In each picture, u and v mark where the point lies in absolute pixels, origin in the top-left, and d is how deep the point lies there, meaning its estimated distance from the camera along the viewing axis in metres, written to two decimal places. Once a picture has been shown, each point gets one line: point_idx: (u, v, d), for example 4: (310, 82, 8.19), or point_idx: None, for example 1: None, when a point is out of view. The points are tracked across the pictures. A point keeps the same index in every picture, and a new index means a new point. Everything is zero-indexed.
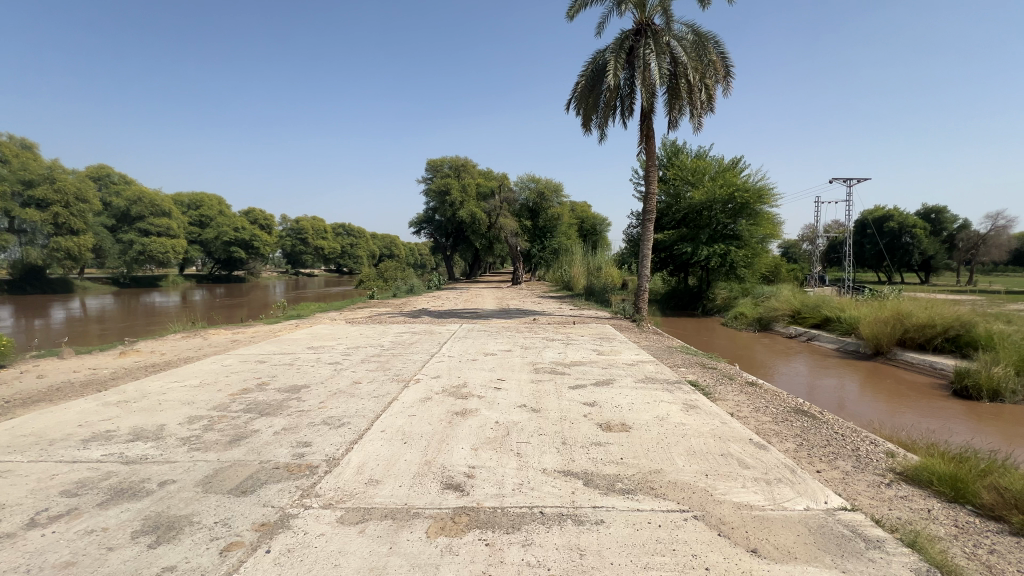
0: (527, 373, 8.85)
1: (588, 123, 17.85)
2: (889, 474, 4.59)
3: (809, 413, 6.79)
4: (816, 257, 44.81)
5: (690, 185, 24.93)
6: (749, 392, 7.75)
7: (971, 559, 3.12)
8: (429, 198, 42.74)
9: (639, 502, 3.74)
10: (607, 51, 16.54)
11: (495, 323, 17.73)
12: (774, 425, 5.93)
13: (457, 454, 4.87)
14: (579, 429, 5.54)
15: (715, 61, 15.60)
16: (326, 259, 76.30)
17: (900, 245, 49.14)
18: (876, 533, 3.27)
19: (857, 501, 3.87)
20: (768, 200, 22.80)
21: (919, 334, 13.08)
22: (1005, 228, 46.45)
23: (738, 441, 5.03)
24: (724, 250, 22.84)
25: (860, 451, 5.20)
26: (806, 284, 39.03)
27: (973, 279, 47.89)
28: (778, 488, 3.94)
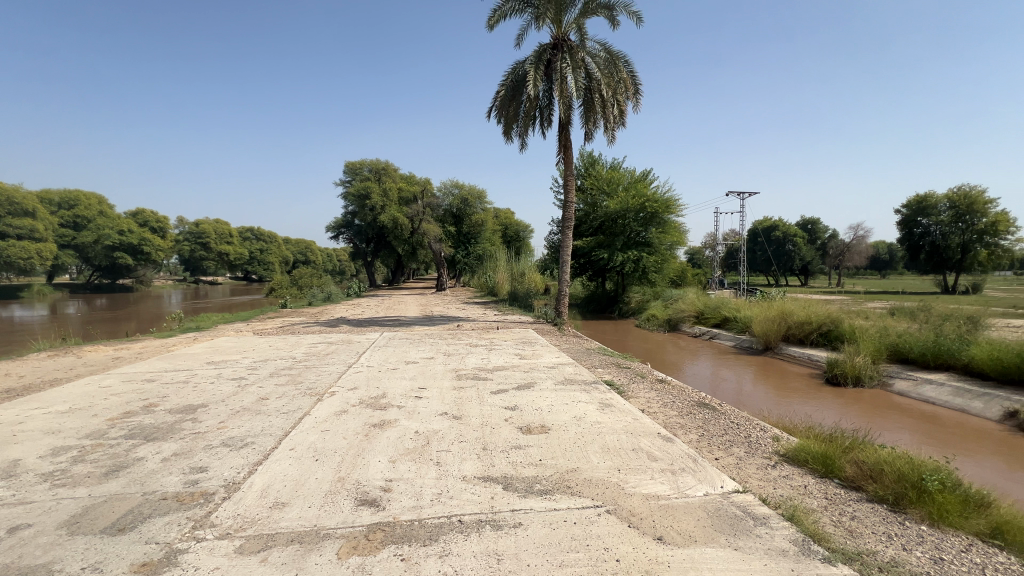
0: (449, 380, 8.75)
1: (509, 131, 18.20)
2: (773, 456, 5.14)
3: (709, 405, 7.41)
4: (717, 263, 49.21)
5: (605, 195, 26.26)
6: (658, 389, 8.30)
7: (836, 526, 3.57)
8: (347, 202, 40.94)
9: (556, 501, 3.83)
10: (526, 62, 16.98)
11: (417, 330, 17.32)
12: (679, 418, 6.39)
13: (373, 468, 4.68)
14: (499, 434, 5.57)
15: (625, 79, 16.62)
16: (232, 266, 70.07)
17: (784, 253, 55.43)
18: (762, 510, 3.63)
19: (748, 483, 4.28)
20: (674, 210, 24.66)
21: (799, 330, 14.82)
22: (864, 238, 54.34)
23: (648, 435, 5.35)
24: (637, 256, 24.36)
25: (751, 438, 5.77)
26: (709, 287, 42.81)
27: (841, 282, 55.45)
28: (682, 476, 4.24)
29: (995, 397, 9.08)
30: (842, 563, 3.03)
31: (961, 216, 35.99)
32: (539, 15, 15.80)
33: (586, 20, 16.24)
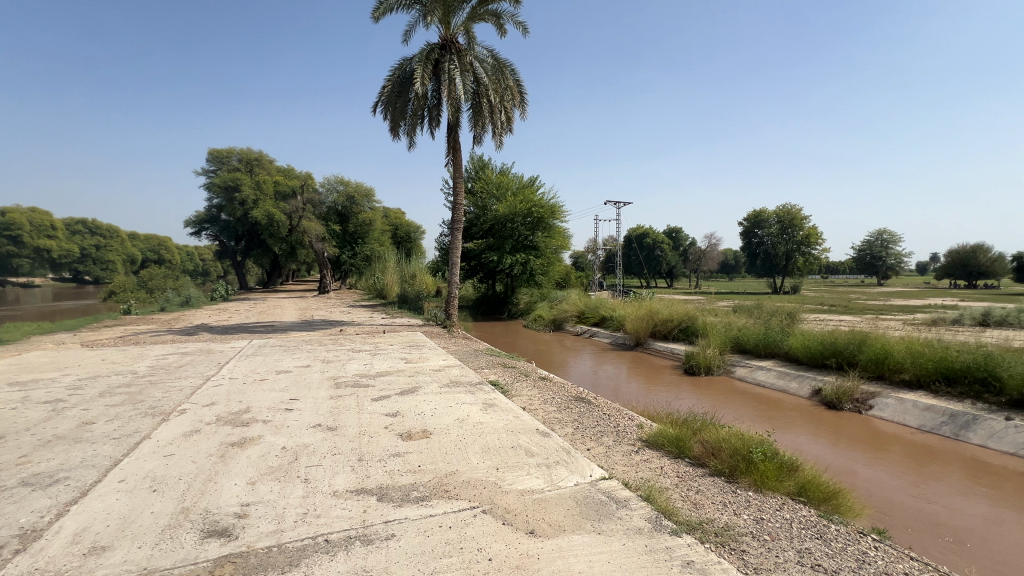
0: (326, 389, 8.14)
1: (397, 129, 17.67)
2: (637, 442, 5.64)
3: (585, 399, 7.91)
4: (597, 266, 52.97)
5: (495, 199, 26.76)
6: (540, 386, 8.65)
7: (684, 501, 4.02)
8: (211, 194, 36.27)
9: (432, 508, 3.75)
10: (414, 60, 16.60)
11: (294, 337, 15.89)
12: (558, 413, 6.72)
13: (227, 493, 4.14)
14: (378, 442, 5.32)
15: (511, 87, 17.11)
16: (54, 265, 57.87)
17: (653, 258, 61.72)
18: (624, 494, 3.94)
19: (614, 469, 4.63)
20: (559, 216, 26.01)
21: (663, 327, 16.57)
22: (715, 246, 62.82)
23: (527, 432, 5.52)
24: (525, 259, 25.23)
25: (619, 427, 6.27)
26: (591, 288, 46.05)
27: (699, 284, 63.37)
28: (556, 469, 4.45)
29: (806, 377, 11.07)
30: (687, 533, 3.40)
31: (786, 228, 43.44)
32: (427, 13, 15.58)
33: (473, 25, 16.40)
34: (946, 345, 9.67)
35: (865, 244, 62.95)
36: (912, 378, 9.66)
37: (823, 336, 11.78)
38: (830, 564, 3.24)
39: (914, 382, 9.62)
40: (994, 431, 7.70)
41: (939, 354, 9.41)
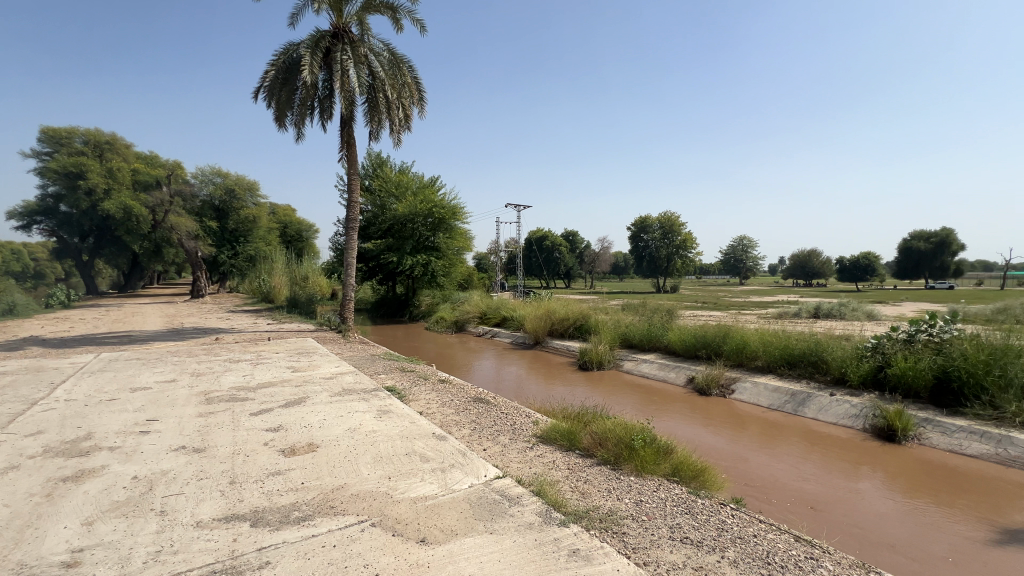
0: (194, 406, 7.18)
1: (282, 118, 16.30)
2: (532, 438, 5.81)
3: (484, 399, 7.96)
4: (499, 268, 53.64)
5: (394, 198, 25.88)
6: (439, 389, 8.52)
7: (573, 491, 4.21)
8: (44, 181, 30.22)
9: (315, 527, 3.48)
10: (301, 46, 15.41)
11: (156, 348, 13.83)
12: (456, 416, 6.67)
13: (53, 539, 3.44)
14: (255, 461, 4.81)
15: (409, 83, 16.67)
16: None
17: (552, 260, 64.37)
18: (516, 491, 4.02)
19: (508, 467, 4.71)
20: (460, 217, 25.92)
21: (560, 326, 17.32)
22: (607, 249, 67.37)
23: (422, 437, 5.39)
24: (425, 260, 24.74)
25: (515, 425, 6.40)
26: (493, 288, 46.63)
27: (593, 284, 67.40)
28: (450, 473, 4.39)
29: (682, 368, 12.31)
30: (574, 523, 3.56)
31: (667, 233, 48.09)
32: None
33: (368, 16, 15.69)
34: (788, 335, 11.39)
35: (729, 249, 71.99)
36: (764, 364, 11.22)
37: (696, 330, 13.20)
38: (696, 535, 3.61)
39: (766, 367, 11.19)
40: (822, 405, 9.24)
41: (783, 343, 11.06)
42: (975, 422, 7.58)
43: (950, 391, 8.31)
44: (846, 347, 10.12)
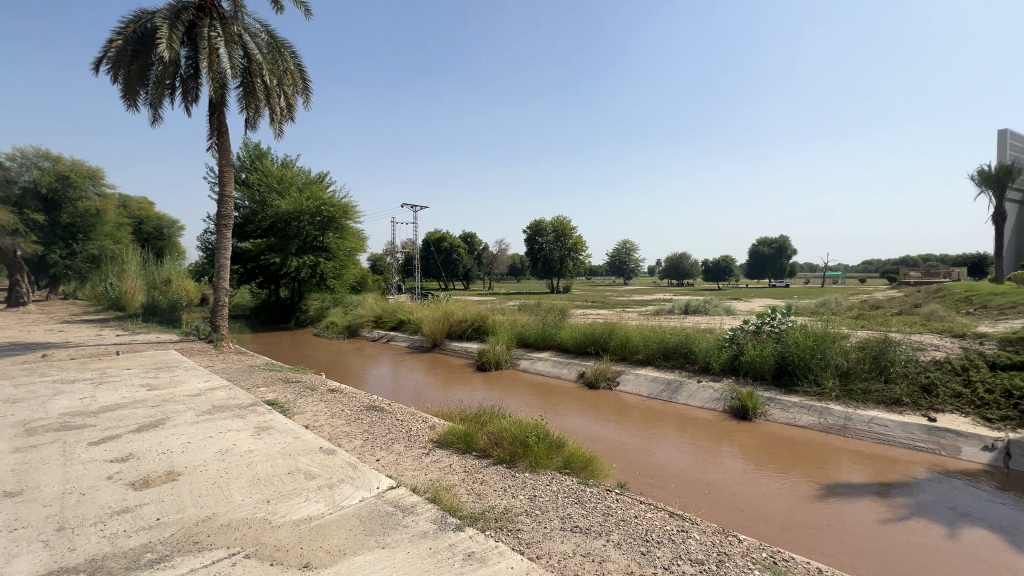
0: (6, 440, 5.83)
1: (133, 97, 14.09)
2: (428, 443, 5.70)
3: (378, 406, 7.64)
4: (394, 270, 51.40)
5: (276, 193, 23.70)
6: (328, 399, 7.97)
7: (469, 494, 4.20)
8: None
9: (174, 568, 3.03)
10: (157, 16, 13.40)
11: None
12: (346, 427, 6.29)
13: None
14: (94, 500, 4.06)
15: (292, 71, 15.39)
16: None
17: (450, 261, 63.96)
18: (411, 500, 3.90)
19: (403, 476, 4.55)
20: (352, 216, 24.58)
21: (458, 327, 17.27)
22: (504, 251, 68.78)
23: (308, 453, 5.00)
24: (313, 261, 23.02)
25: (411, 431, 6.23)
26: (389, 291, 45.01)
27: (491, 286, 68.34)
28: (339, 488, 4.12)
29: (574, 364, 13.01)
30: (470, 526, 3.55)
31: (560, 237, 50.54)
32: None
33: None
34: (663, 330, 12.63)
35: (614, 252, 77.79)
36: (644, 357, 12.30)
37: (585, 328, 14.05)
38: (584, 523, 3.82)
39: (646, 360, 12.28)
40: (691, 391, 10.39)
41: (660, 337, 12.24)
42: (804, 398, 9.10)
43: (787, 373, 9.88)
44: (709, 339, 11.51)
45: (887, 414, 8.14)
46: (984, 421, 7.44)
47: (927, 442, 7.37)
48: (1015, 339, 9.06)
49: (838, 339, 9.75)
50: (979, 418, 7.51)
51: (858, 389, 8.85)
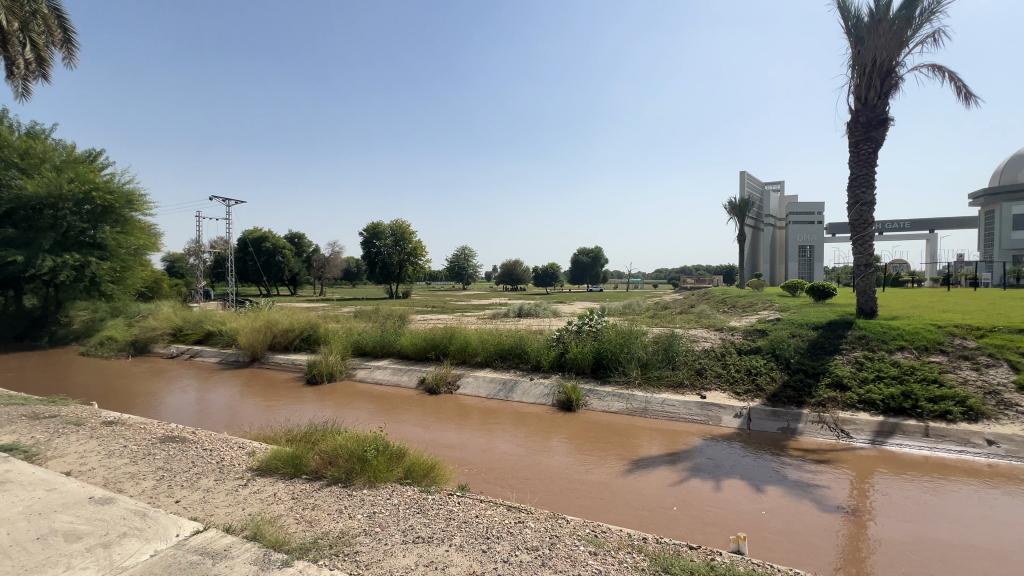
0: None
1: None
2: (246, 473, 4.98)
3: (179, 437, 6.38)
4: (201, 273, 41.80)
5: (17, 171, 17.99)
6: (104, 435, 6.36)
7: (298, 523, 3.80)
8: None
9: None
10: None
11: None
12: (131, 466, 5.10)
13: None
14: None
15: (44, 15, 11.93)
16: None
17: (273, 263, 56.91)
18: (223, 543, 3.35)
19: (213, 516, 3.89)
20: (139, 206, 20.07)
21: (283, 338, 15.46)
22: (338, 253, 64.05)
23: (71, 508, 3.90)
24: (80, 261, 18.06)
25: (223, 461, 5.37)
26: (192, 299, 37.77)
27: (322, 291, 62.92)
28: (120, 545, 3.32)
29: (414, 370, 12.82)
30: (299, 560, 3.20)
31: (398, 240, 49.39)
32: None
33: None
34: (500, 333, 13.31)
35: (453, 258, 78.99)
36: (482, 359, 12.78)
37: (425, 333, 13.98)
38: (427, 531, 3.79)
39: (484, 362, 12.76)
40: (525, 389, 11.17)
41: (496, 340, 12.87)
42: (616, 387, 10.57)
43: (602, 366, 11.35)
44: (540, 339, 12.53)
45: (674, 395, 9.96)
46: (735, 394, 9.67)
47: (700, 415, 9.26)
48: (752, 330, 11.98)
49: (640, 335, 11.59)
50: (732, 393, 9.73)
51: (654, 376, 10.65)
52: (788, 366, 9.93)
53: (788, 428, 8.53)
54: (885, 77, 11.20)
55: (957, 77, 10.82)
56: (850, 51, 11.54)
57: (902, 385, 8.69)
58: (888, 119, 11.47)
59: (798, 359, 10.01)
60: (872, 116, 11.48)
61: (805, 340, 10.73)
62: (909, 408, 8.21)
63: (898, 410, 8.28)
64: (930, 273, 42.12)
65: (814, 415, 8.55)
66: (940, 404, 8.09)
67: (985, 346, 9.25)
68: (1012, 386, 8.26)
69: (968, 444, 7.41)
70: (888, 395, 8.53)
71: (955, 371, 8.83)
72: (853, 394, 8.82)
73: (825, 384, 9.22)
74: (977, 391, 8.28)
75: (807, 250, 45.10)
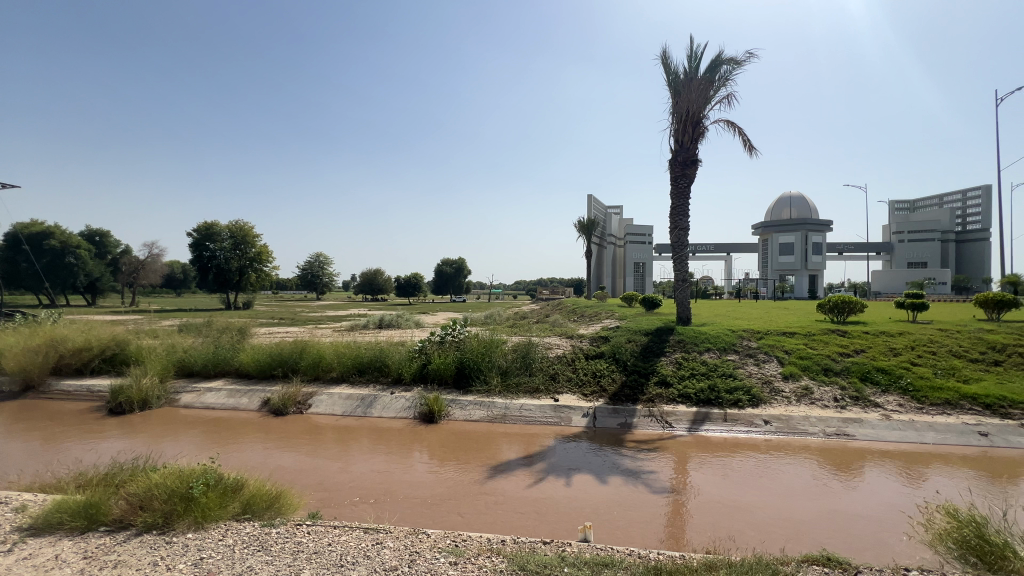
0: None
1: None
2: (13, 535, 3.91)
3: None
4: None
5: None
6: None
7: None
8: None
9: None
10: None
11: None
12: None
13: None
14: None
15: None
16: None
17: (62, 265, 45.53)
18: None
19: None
20: None
21: (74, 359, 12.44)
22: (158, 256, 53.81)
23: None
24: None
25: None
26: None
27: (134, 300, 52.15)
28: None
29: (256, 391, 11.41)
30: None
31: (238, 243, 43.73)
32: None
33: None
34: (357, 345, 12.62)
35: (307, 265, 72.53)
36: (338, 375, 11.95)
37: (270, 348, 12.56)
38: (268, 569, 3.41)
39: (340, 377, 11.95)
40: (385, 404, 10.76)
41: (354, 352, 12.18)
42: (477, 396, 10.81)
43: (465, 376, 11.51)
44: (401, 351, 12.22)
45: (531, 400, 10.56)
46: (583, 395, 10.65)
47: (554, 417, 9.97)
48: (597, 337, 13.34)
49: (500, 344, 12.07)
50: (581, 394, 10.69)
51: (513, 383, 11.16)
52: (625, 368, 11.30)
53: (625, 422, 9.66)
54: (695, 126, 13.60)
55: (744, 132, 13.63)
56: (670, 100, 13.76)
57: (708, 380, 10.54)
58: (698, 161, 13.92)
59: (633, 362, 11.44)
60: (687, 156, 13.82)
61: (638, 345, 12.33)
62: (713, 399, 9.98)
63: (706, 401, 10.01)
64: (728, 287, 51.73)
65: (646, 410, 9.84)
66: (734, 394, 10.00)
67: (763, 346, 11.73)
68: (780, 376, 10.60)
69: (752, 425, 9.26)
70: (698, 389, 10.27)
71: (744, 366, 11.01)
72: (674, 389, 10.39)
73: (653, 382, 10.70)
74: (758, 382, 10.44)
75: (641, 267, 51.98)
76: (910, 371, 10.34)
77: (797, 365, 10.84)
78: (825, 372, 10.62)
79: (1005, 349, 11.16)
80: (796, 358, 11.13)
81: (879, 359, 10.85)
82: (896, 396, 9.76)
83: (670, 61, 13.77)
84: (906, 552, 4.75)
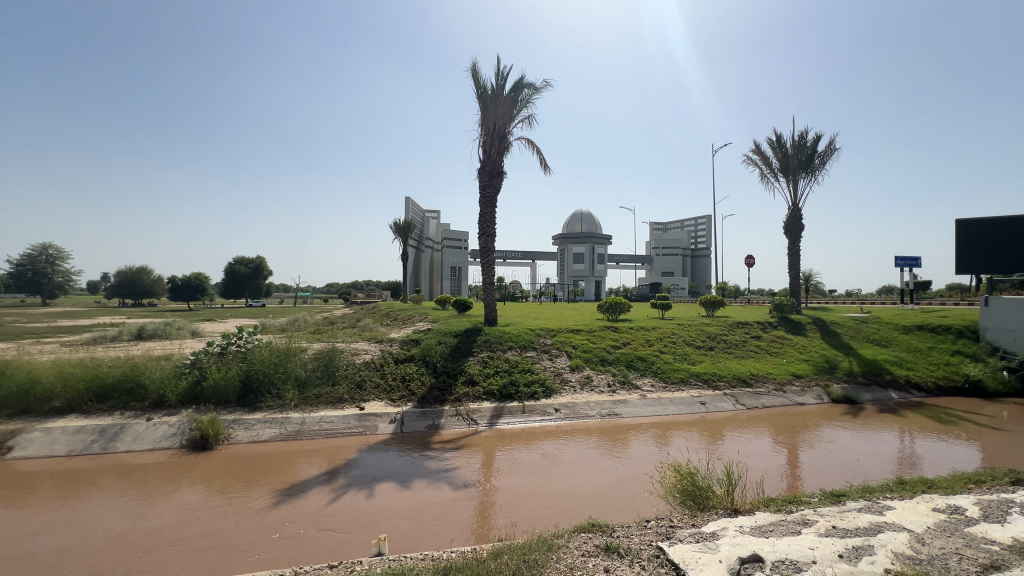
0: None
1: None
2: None
3: None
4: None
5: None
6: None
7: None
8: None
9: None
10: None
11: None
12: None
13: None
14: None
15: None
16: None
17: None
18: None
19: None
20: None
21: None
22: None
23: None
24: None
25: None
26: None
27: None
28: None
29: None
30: None
31: None
32: None
33: None
34: (96, 362, 9.82)
35: (25, 258, 53.95)
36: (61, 404, 9.07)
37: None
38: None
39: (65, 408, 9.09)
40: (137, 434, 8.60)
41: (89, 373, 9.42)
42: (267, 412, 9.50)
43: (250, 391, 9.99)
44: (164, 366, 9.95)
45: (332, 411, 9.75)
46: (391, 400, 10.33)
47: (358, 426, 9.39)
48: (407, 340, 13.12)
49: (298, 352, 10.86)
50: (388, 400, 10.34)
51: (312, 395, 10.17)
52: (435, 370, 11.38)
53: (433, 424, 9.68)
54: (500, 140, 14.56)
55: (541, 151, 15.18)
56: (479, 112, 14.49)
57: (510, 376, 11.37)
58: (503, 173, 14.93)
59: (442, 363, 11.61)
60: (494, 167, 14.68)
61: (448, 346, 12.53)
62: (513, 393, 10.79)
63: (508, 395, 10.75)
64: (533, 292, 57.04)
65: (452, 410, 10.06)
66: (531, 388, 11.00)
67: (555, 342, 13.20)
68: (568, 368, 12.06)
69: (545, 413, 10.28)
70: (501, 385, 10.98)
71: (540, 362, 12.19)
72: (480, 387, 10.88)
73: (461, 381, 11.02)
74: (551, 374, 11.70)
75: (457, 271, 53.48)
76: (658, 358, 12.93)
77: (581, 358, 12.49)
78: (601, 362, 12.50)
79: (716, 337, 14.87)
80: (581, 352, 12.80)
81: (638, 349, 13.29)
82: (650, 378, 12.05)
83: (479, 75, 14.47)
84: (648, 505, 5.85)
